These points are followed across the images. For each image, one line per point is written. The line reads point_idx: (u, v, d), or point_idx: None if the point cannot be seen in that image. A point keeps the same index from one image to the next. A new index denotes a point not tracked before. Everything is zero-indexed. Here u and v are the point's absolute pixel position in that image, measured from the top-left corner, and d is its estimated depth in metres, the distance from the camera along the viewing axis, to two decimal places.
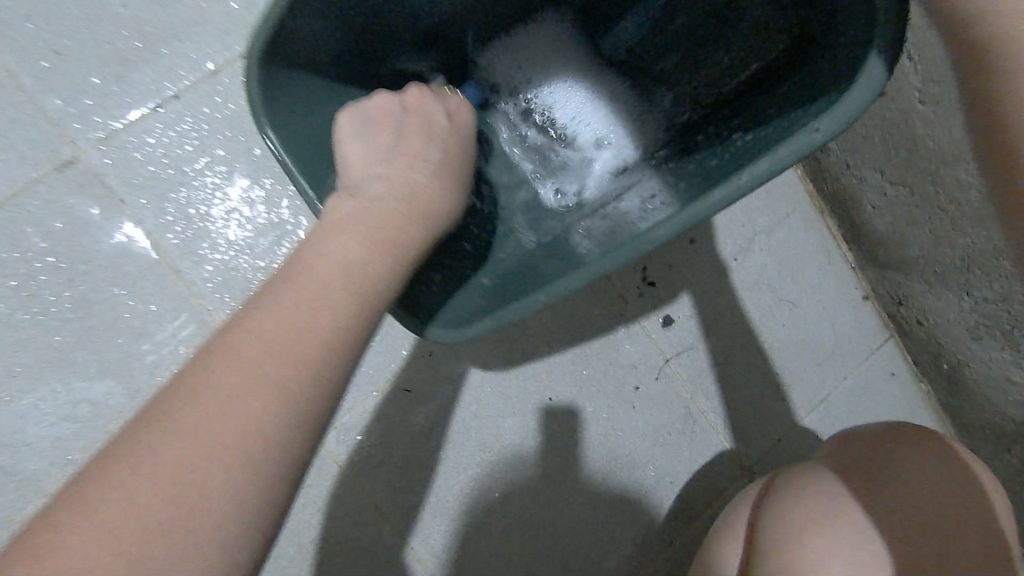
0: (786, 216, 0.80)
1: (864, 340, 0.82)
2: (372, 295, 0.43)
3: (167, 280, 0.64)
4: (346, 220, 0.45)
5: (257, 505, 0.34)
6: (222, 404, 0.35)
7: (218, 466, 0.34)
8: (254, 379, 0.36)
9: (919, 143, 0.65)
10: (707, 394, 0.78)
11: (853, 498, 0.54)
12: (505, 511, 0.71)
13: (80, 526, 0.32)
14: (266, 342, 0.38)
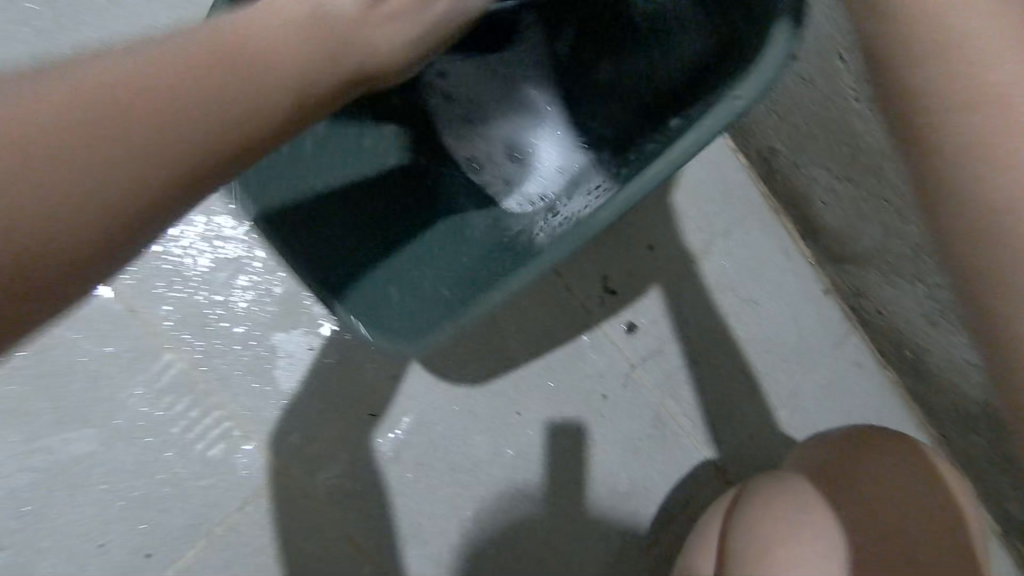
0: (742, 217, 0.81)
1: (828, 333, 0.83)
2: (231, 113, 0.31)
3: (125, 321, 0.65)
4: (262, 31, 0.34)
5: (91, 212, 0.27)
6: (117, 133, 0.28)
7: (86, 163, 0.27)
8: (111, 132, 0.28)
9: (859, 140, 0.66)
10: (677, 398, 0.78)
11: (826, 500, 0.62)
12: (482, 531, 0.71)
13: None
14: (100, 94, 0.28)
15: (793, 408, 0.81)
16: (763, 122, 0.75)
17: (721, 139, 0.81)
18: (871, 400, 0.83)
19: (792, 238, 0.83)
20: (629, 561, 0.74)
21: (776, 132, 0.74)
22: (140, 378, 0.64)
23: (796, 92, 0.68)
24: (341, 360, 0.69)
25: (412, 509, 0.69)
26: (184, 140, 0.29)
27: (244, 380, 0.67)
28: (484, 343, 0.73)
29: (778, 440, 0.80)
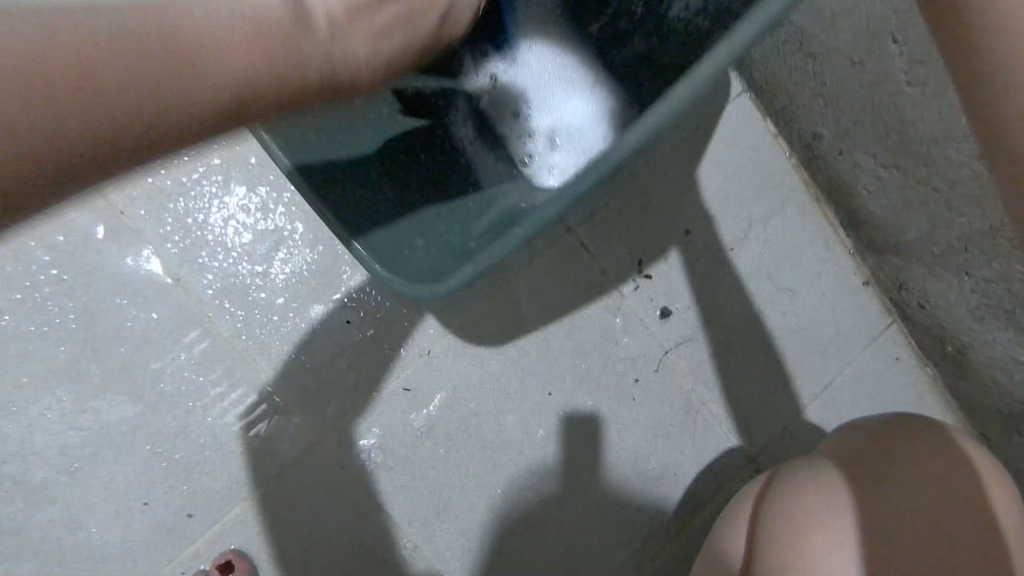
0: (781, 205, 0.80)
1: (866, 325, 0.81)
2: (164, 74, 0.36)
3: (172, 289, 0.67)
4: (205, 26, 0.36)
5: None
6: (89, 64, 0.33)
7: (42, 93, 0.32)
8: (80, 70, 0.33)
9: (910, 123, 0.65)
10: (709, 385, 0.77)
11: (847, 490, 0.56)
12: (508, 507, 0.71)
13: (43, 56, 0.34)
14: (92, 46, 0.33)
15: (827, 400, 0.79)
16: (807, 106, 0.74)
17: (763, 124, 0.79)
18: (909, 395, 0.81)
19: (832, 227, 0.81)
20: (655, 545, 0.74)
21: (822, 115, 0.73)
22: (182, 343, 0.66)
23: (846, 74, 0.67)
24: (377, 333, 0.70)
25: (440, 483, 0.70)
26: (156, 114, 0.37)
27: (282, 349, 0.68)
28: (516, 320, 0.73)
29: (812, 432, 0.79)
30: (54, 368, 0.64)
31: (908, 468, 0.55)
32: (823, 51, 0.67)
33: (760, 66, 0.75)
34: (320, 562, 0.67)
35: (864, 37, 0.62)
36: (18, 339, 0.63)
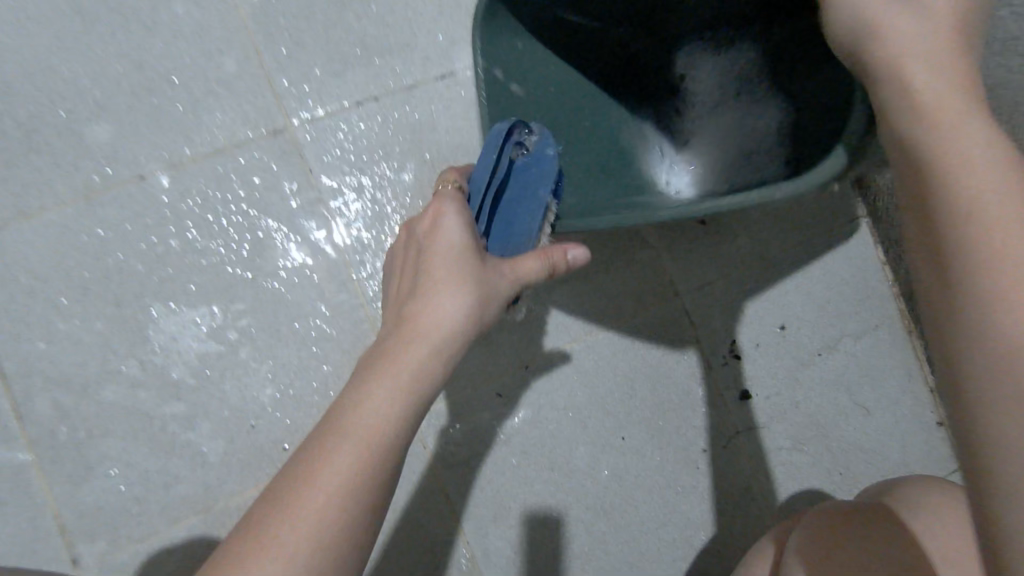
0: (874, 327, 0.84)
1: (931, 464, 0.83)
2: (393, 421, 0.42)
3: (330, 255, 0.72)
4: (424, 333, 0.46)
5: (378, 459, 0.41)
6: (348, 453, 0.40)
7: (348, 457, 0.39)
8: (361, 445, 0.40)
9: None
10: (772, 477, 0.80)
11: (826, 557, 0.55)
12: (556, 531, 0.76)
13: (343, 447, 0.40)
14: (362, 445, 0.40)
15: None
16: None
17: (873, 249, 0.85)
18: None
19: (918, 361, 0.85)
20: None
21: None
22: (325, 297, 0.71)
23: None
24: (488, 335, 0.77)
25: (502, 489, 0.75)
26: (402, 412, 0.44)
27: None
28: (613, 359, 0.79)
29: None
30: (215, 284, 0.70)
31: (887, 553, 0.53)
32: None
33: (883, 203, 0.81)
34: (383, 522, 0.74)
35: None
36: (191, 252, 0.70)
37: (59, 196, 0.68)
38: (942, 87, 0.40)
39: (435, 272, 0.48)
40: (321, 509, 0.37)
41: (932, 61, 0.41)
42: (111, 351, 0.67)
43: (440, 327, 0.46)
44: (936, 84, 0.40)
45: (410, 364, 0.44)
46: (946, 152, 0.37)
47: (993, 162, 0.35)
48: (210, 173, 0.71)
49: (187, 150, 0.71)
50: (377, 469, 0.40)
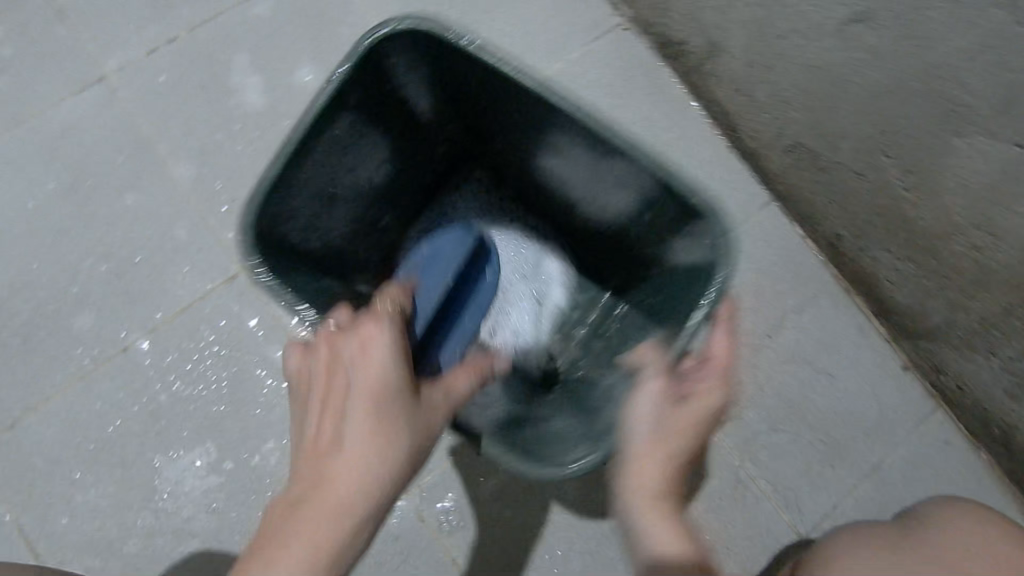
0: (814, 296, 0.89)
1: (909, 409, 0.86)
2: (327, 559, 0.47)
3: None
4: (359, 475, 0.49)
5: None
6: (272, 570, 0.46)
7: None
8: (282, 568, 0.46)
9: (915, 222, 0.74)
10: (756, 461, 0.84)
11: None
12: (569, 568, 0.79)
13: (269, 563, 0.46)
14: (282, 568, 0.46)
15: (877, 480, 0.83)
16: (825, 211, 0.86)
17: (788, 227, 0.91)
18: (964, 480, 0.83)
19: (865, 316, 0.88)
20: None
21: (840, 218, 0.84)
22: None
23: (852, 184, 0.79)
24: None
25: (507, 542, 0.79)
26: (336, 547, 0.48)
27: None
28: None
29: (862, 511, 0.82)
30: (206, 423, 0.78)
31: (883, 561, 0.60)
32: (829, 165, 0.80)
33: (781, 180, 0.89)
34: None
35: (859, 155, 0.76)
36: (181, 401, 0.78)
37: (59, 385, 0.77)
38: (662, 477, 0.52)
39: (370, 425, 0.51)
40: None
41: (669, 441, 0.52)
42: (130, 507, 0.75)
43: (369, 479, 0.50)
44: (658, 476, 0.52)
45: (354, 503, 0.49)
46: (634, 464, 0.52)
47: (664, 512, 0.51)
48: (182, 328, 0.81)
49: (158, 315, 0.81)
50: None
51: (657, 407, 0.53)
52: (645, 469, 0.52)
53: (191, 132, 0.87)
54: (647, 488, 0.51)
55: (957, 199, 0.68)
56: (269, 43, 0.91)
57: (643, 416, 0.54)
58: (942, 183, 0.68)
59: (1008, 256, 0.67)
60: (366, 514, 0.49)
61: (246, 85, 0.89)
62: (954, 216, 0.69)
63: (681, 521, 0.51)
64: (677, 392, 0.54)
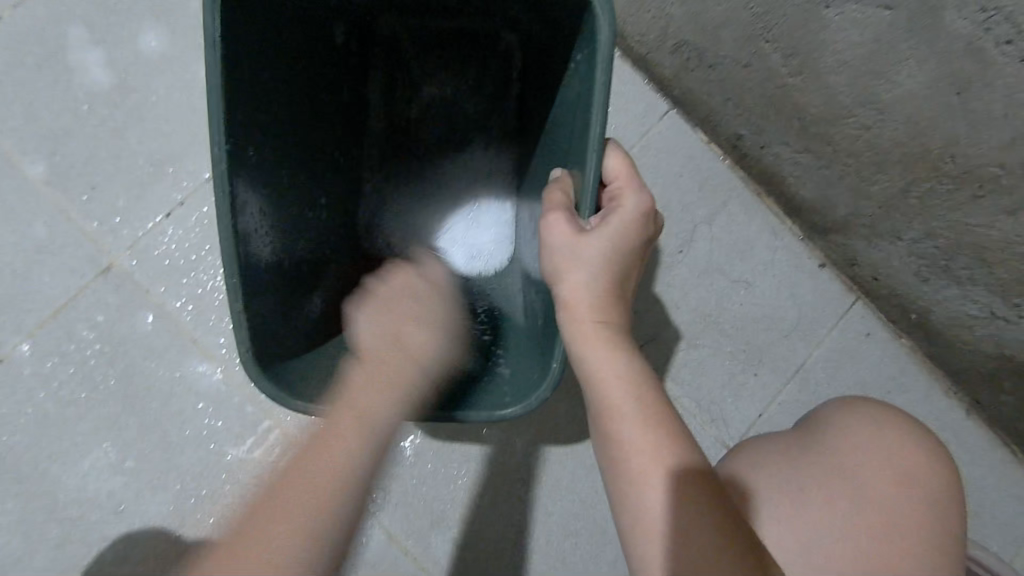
0: (723, 204, 0.84)
1: (830, 305, 0.83)
2: (335, 476, 0.46)
3: (195, 358, 0.77)
4: (370, 367, 0.52)
5: (328, 536, 0.44)
6: (287, 504, 0.45)
7: (307, 510, 0.44)
8: (295, 513, 0.44)
9: (804, 108, 0.70)
10: (678, 379, 0.81)
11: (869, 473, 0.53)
12: (496, 513, 0.77)
13: (283, 503, 0.45)
14: (308, 495, 0.45)
15: (801, 381, 0.82)
16: (723, 111, 0.80)
17: (691, 134, 0.85)
18: (887, 368, 0.82)
19: (778, 216, 0.85)
20: None
21: (737, 117, 0.79)
22: (201, 394, 0.77)
23: (741, 78, 0.74)
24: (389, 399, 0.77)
25: (430, 496, 0.77)
26: (344, 455, 0.47)
27: None
28: None
29: (788, 413, 0.81)
30: (101, 425, 0.75)
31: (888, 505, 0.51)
32: (716, 61, 0.75)
33: (677, 84, 0.83)
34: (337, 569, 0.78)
35: (741, 45, 0.70)
36: (69, 405, 0.75)
37: None
38: (598, 289, 0.50)
39: (402, 314, 0.56)
40: (300, 531, 0.44)
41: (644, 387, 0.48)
42: (33, 520, 0.72)
43: (417, 359, 0.53)
44: (592, 285, 0.50)
45: (317, 472, 0.46)
46: (596, 378, 0.49)
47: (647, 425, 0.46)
48: (60, 330, 0.76)
49: (31, 319, 0.76)
50: (308, 525, 0.44)
51: (589, 195, 0.53)
52: (632, 426, 0.46)
53: (33, 120, 0.80)
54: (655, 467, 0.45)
55: (838, 77, 0.64)
56: (104, 9, 0.82)
57: (601, 358, 0.49)
58: (823, 63, 0.64)
59: (896, 132, 0.63)
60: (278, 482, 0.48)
61: (86, 60, 0.82)
62: (842, 96, 0.65)
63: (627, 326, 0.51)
64: (606, 183, 0.57)
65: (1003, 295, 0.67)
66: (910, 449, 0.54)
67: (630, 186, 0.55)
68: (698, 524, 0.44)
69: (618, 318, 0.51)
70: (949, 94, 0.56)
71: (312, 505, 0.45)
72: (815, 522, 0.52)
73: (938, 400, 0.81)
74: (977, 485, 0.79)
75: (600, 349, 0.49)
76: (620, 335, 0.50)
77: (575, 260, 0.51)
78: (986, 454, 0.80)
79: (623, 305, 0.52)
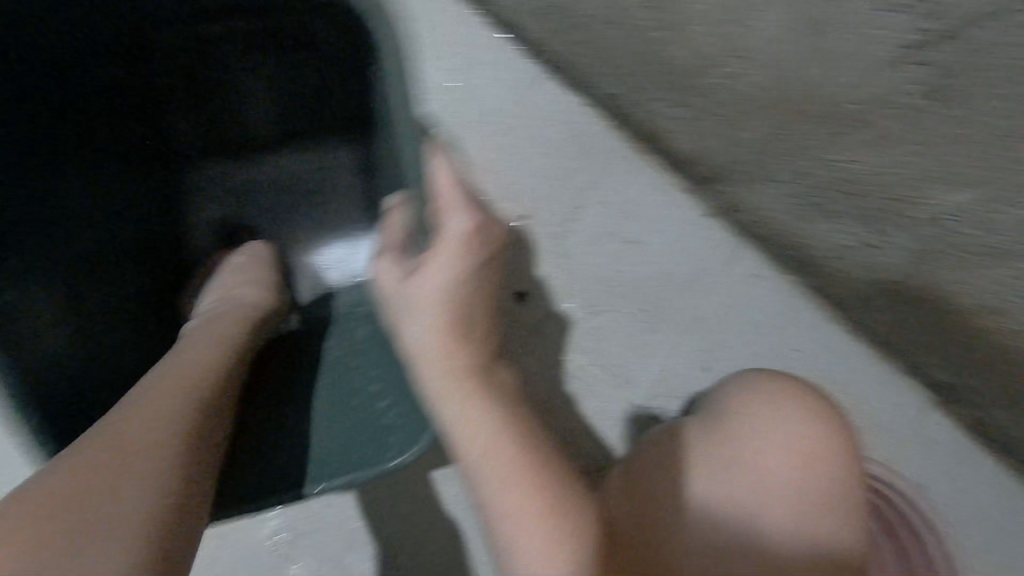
0: (608, 166, 0.83)
1: (721, 254, 0.85)
2: (155, 441, 0.44)
3: None
4: (162, 382, 0.51)
5: (145, 498, 0.40)
6: (114, 470, 0.41)
7: (127, 469, 0.41)
8: (121, 470, 0.41)
9: (672, 60, 0.69)
10: (581, 347, 0.81)
11: (792, 459, 0.59)
12: (420, 520, 0.74)
13: (112, 474, 0.41)
14: (116, 459, 0.41)
15: (702, 332, 0.83)
16: (597, 71, 0.78)
17: (569, 97, 0.83)
18: (778, 306, 0.85)
19: (661, 173, 0.84)
20: None
21: (610, 75, 0.77)
22: None
23: (609, 34, 0.72)
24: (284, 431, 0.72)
25: None
26: (150, 437, 0.44)
27: None
28: None
29: (693, 365, 0.82)
30: None
31: (802, 488, 0.58)
32: (582, 20, 0.73)
33: (548, 46, 0.80)
34: None
35: None
36: None
37: None
38: (438, 329, 0.57)
39: (169, 364, 0.54)
40: (120, 512, 0.39)
41: (496, 419, 0.55)
42: None
43: (179, 383, 0.51)
44: (433, 327, 0.57)
45: (139, 428, 0.44)
46: (451, 420, 0.55)
47: (499, 457, 0.53)
48: None
49: None
50: (129, 499, 0.39)
51: None
52: (492, 460, 0.53)
53: None
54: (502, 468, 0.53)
55: (702, 25, 0.63)
56: None
57: (450, 400, 0.55)
58: (685, 12, 0.63)
59: (761, 77, 0.63)
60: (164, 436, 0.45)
61: None
62: (706, 44, 0.64)
63: (476, 363, 0.57)
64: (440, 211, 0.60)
65: (871, 225, 0.71)
66: (825, 434, 0.59)
67: (455, 210, 0.60)
68: (547, 524, 0.50)
69: (461, 358, 0.57)
70: (806, 36, 0.57)
71: (126, 468, 0.41)
72: (736, 497, 0.58)
73: (825, 330, 0.86)
74: (864, 402, 0.85)
75: (454, 398, 0.55)
76: (475, 372, 0.57)
77: (416, 308, 0.58)
78: (873, 373, 0.85)
79: (469, 341, 0.58)
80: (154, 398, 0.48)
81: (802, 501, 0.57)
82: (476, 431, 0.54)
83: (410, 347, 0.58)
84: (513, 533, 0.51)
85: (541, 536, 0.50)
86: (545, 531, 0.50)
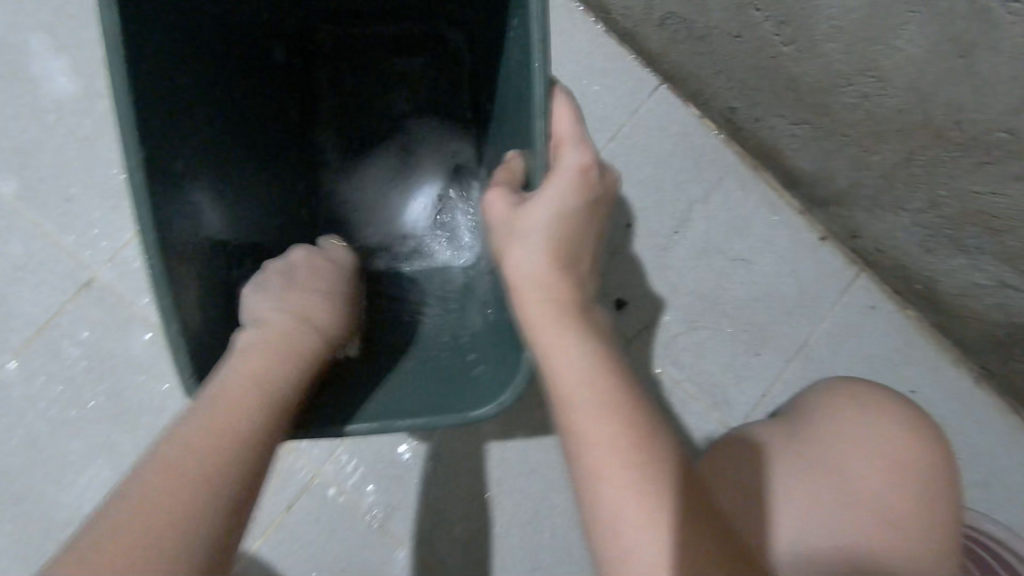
0: (719, 181, 0.81)
1: (832, 280, 0.81)
2: (232, 433, 0.39)
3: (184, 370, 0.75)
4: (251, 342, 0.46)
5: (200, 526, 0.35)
6: (171, 484, 0.36)
7: (182, 494, 0.36)
8: (174, 489, 0.36)
9: (798, 78, 0.67)
10: (677, 363, 0.79)
11: (885, 446, 0.53)
12: (501, 509, 0.76)
13: (159, 498, 0.35)
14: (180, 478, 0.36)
15: (805, 359, 0.80)
16: (715, 86, 0.77)
17: (683, 110, 0.82)
18: (894, 342, 0.80)
19: (775, 191, 0.82)
20: None
21: (730, 89, 0.76)
22: None
23: (732, 49, 0.71)
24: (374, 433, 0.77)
25: (433, 496, 0.76)
26: (228, 423, 0.40)
27: None
28: None
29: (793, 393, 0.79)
30: (94, 442, 0.74)
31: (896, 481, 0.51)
32: (706, 33, 0.72)
33: (666, 58, 0.80)
34: None
35: (731, 14, 0.67)
36: (62, 424, 0.74)
37: None
38: (539, 263, 0.48)
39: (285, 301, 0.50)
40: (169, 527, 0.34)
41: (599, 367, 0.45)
42: (30, 543, 0.71)
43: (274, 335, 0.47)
44: (532, 259, 0.48)
45: (225, 409, 0.40)
46: (547, 363, 0.45)
47: (597, 414, 0.43)
48: (45, 349, 0.74)
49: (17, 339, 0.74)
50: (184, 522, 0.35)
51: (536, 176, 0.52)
52: (583, 412, 0.43)
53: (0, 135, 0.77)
54: (604, 434, 0.43)
55: (835, 45, 0.60)
56: (64, 14, 0.79)
57: (550, 341, 0.45)
58: (817, 31, 0.61)
59: (897, 99, 0.60)
60: (226, 471, 0.37)
61: (51, 69, 0.78)
62: (838, 64, 0.62)
63: (580, 300, 0.48)
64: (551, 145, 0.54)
65: (1012, 263, 0.65)
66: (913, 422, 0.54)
67: (572, 141, 0.51)
68: (631, 495, 0.42)
69: (566, 294, 0.47)
70: (951, 58, 0.53)
71: (194, 484, 0.36)
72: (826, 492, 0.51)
73: (945, 371, 0.79)
74: (989, 456, 0.77)
75: (551, 332, 0.46)
76: (574, 309, 0.47)
77: (516, 235, 0.49)
78: (995, 423, 0.78)
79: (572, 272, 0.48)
80: (251, 363, 0.44)
81: (895, 494, 0.51)
82: (576, 375, 0.45)
83: (505, 278, 0.49)
84: (612, 508, 0.42)
85: (640, 511, 0.42)
86: (630, 512, 0.42)
